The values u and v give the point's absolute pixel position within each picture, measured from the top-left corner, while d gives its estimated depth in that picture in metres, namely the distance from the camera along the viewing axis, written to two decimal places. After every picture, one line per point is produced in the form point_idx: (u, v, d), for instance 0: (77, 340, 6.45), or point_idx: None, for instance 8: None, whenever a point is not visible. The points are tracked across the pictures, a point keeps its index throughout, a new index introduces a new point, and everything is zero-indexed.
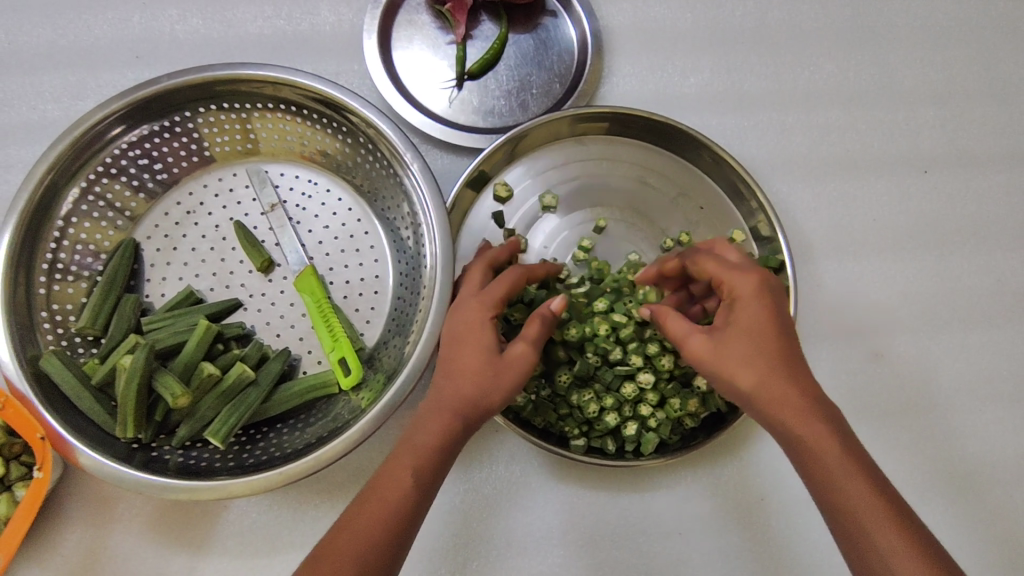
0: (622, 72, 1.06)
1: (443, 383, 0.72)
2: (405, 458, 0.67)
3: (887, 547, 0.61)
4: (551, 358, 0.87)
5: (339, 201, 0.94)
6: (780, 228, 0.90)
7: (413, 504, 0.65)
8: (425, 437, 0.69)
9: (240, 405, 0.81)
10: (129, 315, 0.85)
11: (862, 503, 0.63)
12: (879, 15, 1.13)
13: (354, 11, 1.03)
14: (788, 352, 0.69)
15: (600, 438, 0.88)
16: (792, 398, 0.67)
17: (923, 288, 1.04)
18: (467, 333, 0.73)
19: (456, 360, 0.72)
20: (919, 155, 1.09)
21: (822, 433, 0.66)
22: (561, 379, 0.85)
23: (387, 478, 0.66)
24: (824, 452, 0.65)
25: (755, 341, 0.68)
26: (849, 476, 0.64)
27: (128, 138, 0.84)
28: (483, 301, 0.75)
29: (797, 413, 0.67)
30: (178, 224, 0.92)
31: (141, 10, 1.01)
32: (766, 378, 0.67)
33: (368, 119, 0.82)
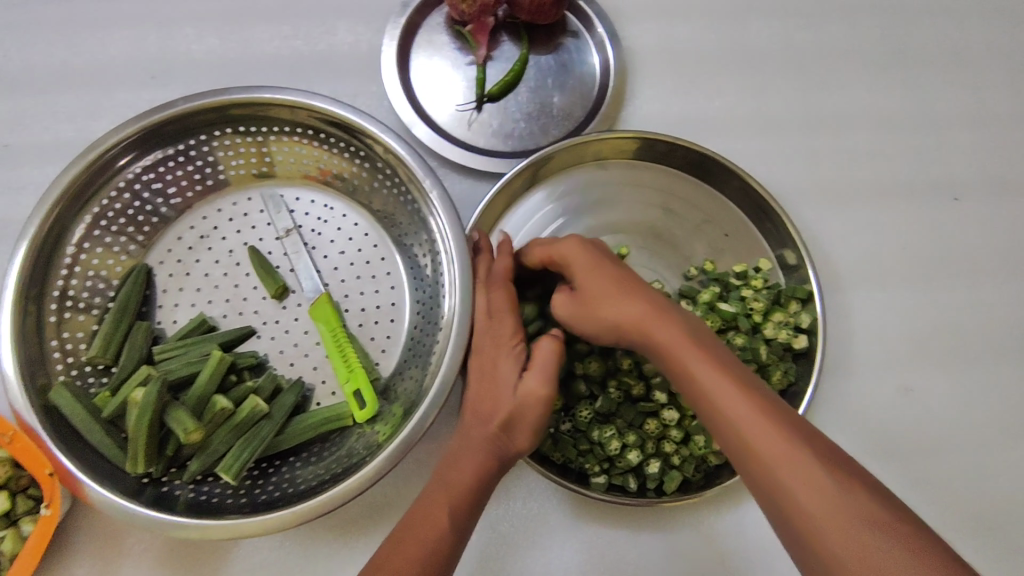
0: (645, 94, 1.03)
1: (471, 423, 0.72)
2: (443, 494, 0.67)
3: (795, 479, 0.54)
4: (572, 392, 0.85)
5: (356, 226, 0.92)
6: (809, 259, 0.88)
7: (454, 539, 0.65)
8: (460, 473, 0.69)
9: (253, 439, 0.79)
10: (140, 343, 0.83)
11: (760, 437, 0.57)
12: (908, 37, 1.10)
13: (373, 31, 1.01)
14: (650, 295, 0.70)
15: (621, 475, 0.85)
16: (672, 336, 0.65)
17: (953, 319, 1.01)
18: (489, 373, 0.74)
19: (482, 401, 0.73)
20: (949, 182, 1.06)
21: (707, 365, 0.62)
22: (582, 414, 0.83)
23: (424, 515, 0.66)
24: (713, 387, 0.60)
25: (616, 299, 0.69)
26: (744, 407, 0.58)
27: (142, 162, 0.82)
28: (498, 338, 0.75)
29: (678, 349, 0.64)
30: (191, 248, 0.90)
31: (157, 29, 0.99)
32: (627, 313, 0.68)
33: (387, 144, 0.80)
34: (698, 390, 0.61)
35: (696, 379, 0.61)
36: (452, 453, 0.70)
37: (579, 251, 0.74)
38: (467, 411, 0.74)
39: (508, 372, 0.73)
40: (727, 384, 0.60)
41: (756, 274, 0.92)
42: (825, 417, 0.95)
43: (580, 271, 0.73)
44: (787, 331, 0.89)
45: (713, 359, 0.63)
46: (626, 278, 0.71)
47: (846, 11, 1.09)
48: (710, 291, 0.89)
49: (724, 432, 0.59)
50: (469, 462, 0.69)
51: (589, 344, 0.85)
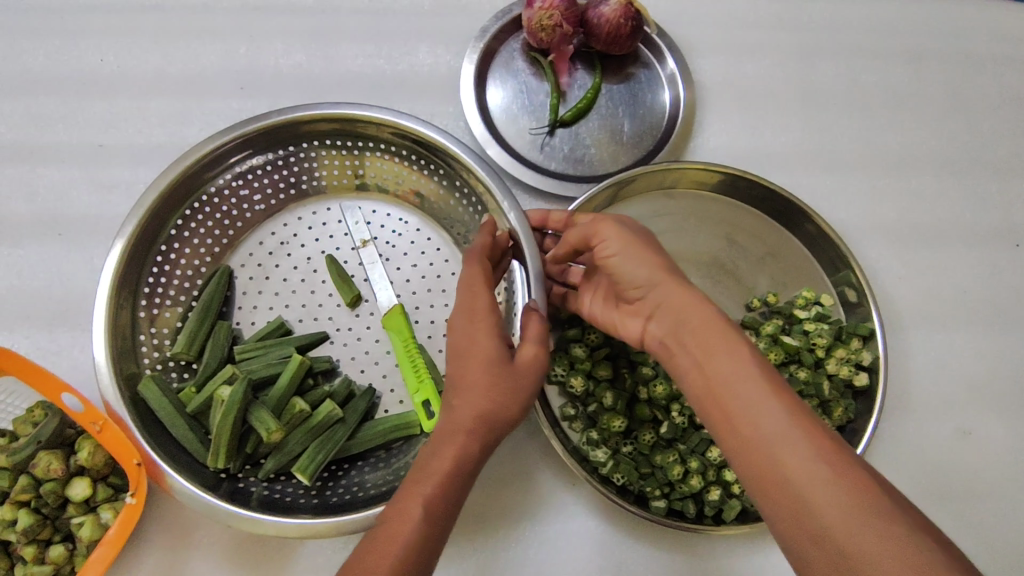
0: (713, 127, 1.06)
1: (454, 400, 0.67)
2: (422, 482, 0.63)
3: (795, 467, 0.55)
4: (637, 416, 0.87)
5: (429, 240, 0.95)
6: (874, 301, 0.89)
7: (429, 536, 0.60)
8: (440, 461, 0.64)
9: (327, 442, 0.81)
10: (223, 343, 0.87)
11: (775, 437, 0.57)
12: (974, 82, 1.12)
13: (452, 54, 1.05)
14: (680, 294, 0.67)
15: (680, 500, 0.85)
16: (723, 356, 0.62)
17: (1012, 365, 1.01)
18: (470, 347, 0.69)
19: (462, 377, 0.68)
20: (1011, 228, 1.07)
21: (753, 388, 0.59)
22: (645, 438, 0.86)
23: (399, 511, 0.61)
24: (760, 413, 0.58)
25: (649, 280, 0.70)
26: (768, 423, 0.57)
27: (241, 165, 0.88)
28: (476, 313, 0.70)
29: (710, 352, 0.63)
30: (271, 254, 0.93)
31: (248, 42, 1.04)
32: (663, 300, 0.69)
33: (466, 164, 0.84)
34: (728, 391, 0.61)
35: (736, 396, 0.60)
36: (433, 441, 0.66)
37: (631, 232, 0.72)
38: (448, 390, 0.69)
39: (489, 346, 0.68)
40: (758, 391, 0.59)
41: (816, 304, 0.93)
42: (882, 454, 0.96)
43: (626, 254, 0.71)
44: (848, 368, 0.90)
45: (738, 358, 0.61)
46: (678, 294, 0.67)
47: (910, 53, 1.11)
48: (774, 326, 0.91)
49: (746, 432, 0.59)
50: (450, 447, 0.65)
51: (655, 369, 0.85)
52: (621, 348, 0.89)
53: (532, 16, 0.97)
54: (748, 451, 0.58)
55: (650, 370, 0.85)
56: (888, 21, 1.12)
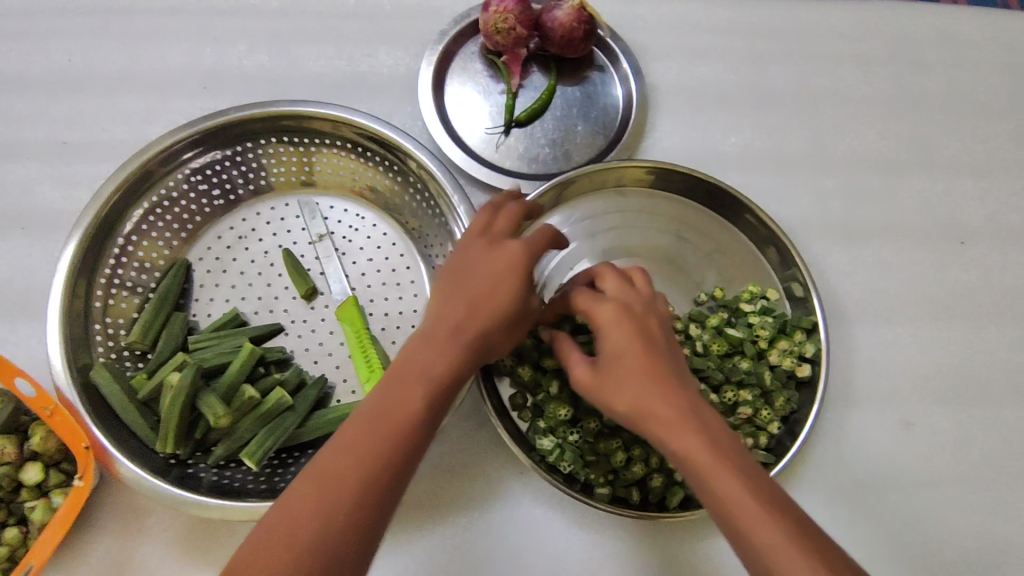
0: (666, 128, 1.09)
1: (463, 314, 0.70)
2: (417, 387, 0.66)
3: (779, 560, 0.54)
4: (585, 407, 0.85)
5: (385, 235, 0.97)
6: (816, 290, 0.92)
7: (378, 498, 0.61)
8: (437, 368, 0.67)
9: (276, 429, 0.82)
10: (177, 333, 0.88)
11: (753, 528, 0.56)
12: (921, 86, 1.15)
13: (412, 56, 1.08)
14: (652, 382, 0.64)
15: (625, 489, 0.87)
16: (704, 451, 0.59)
17: (955, 359, 1.04)
18: (484, 276, 0.72)
19: (479, 298, 0.71)
20: (956, 226, 1.10)
21: (730, 479, 0.58)
22: (591, 426, 0.85)
23: (393, 410, 0.64)
24: (733, 502, 0.57)
25: (631, 377, 0.65)
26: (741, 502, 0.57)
27: (198, 160, 0.90)
28: (456, 278, 0.72)
29: (673, 422, 0.62)
30: (229, 248, 0.95)
31: (212, 43, 1.06)
32: (630, 385, 0.65)
33: (418, 159, 0.88)
34: (699, 476, 0.59)
35: (710, 484, 0.58)
36: (435, 346, 0.68)
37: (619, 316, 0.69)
38: (458, 303, 0.71)
39: (468, 317, 0.70)
40: (734, 478, 0.58)
41: (761, 298, 0.95)
42: (829, 445, 0.98)
43: (612, 352, 0.68)
44: (791, 359, 0.91)
45: (701, 438, 0.60)
46: (661, 368, 0.65)
47: (859, 58, 1.15)
48: (718, 317, 0.93)
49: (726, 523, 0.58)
50: (448, 360, 0.68)
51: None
52: (571, 340, 0.87)
53: (487, 20, 1.00)
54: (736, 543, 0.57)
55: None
56: (837, 27, 1.16)
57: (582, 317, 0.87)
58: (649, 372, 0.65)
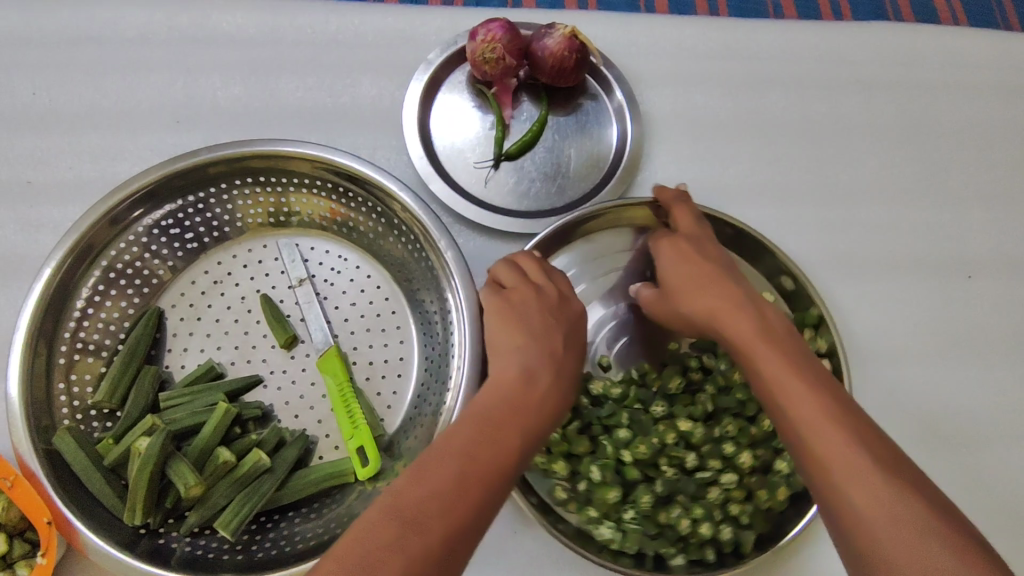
0: (661, 160, 1.04)
1: (550, 353, 0.71)
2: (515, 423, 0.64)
3: (820, 429, 0.59)
4: (627, 480, 0.82)
5: (368, 278, 0.92)
6: (814, 286, 0.88)
7: (469, 530, 0.57)
8: (537, 416, 0.66)
9: (253, 494, 0.77)
10: (147, 390, 0.83)
11: (798, 404, 0.61)
12: (924, 111, 1.11)
13: (396, 85, 1.03)
14: (729, 288, 0.73)
15: (698, 549, 0.82)
16: (755, 335, 0.67)
17: (965, 400, 1.00)
18: (553, 319, 0.73)
19: (560, 340, 0.72)
20: (963, 259, 1.06)
21: (779, 361, 0.64)
22: (643, 500, 0.80)
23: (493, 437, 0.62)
24: (783, 382, 0.63)
25: (695, 282, 0.75)
26: (793, 382, 0.62)
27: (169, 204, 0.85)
28: (547, 333, 0.72)
29: (740, 330, 0.69)
30: (204, 293, 0.90)
31: (185, 74, 1.01)
32: (716, 291, 0.73)
33: (403, 202, 0.83)
34: (751, 358, 0.67)
35: (764, 368, 0.65)
36: (538, 383, 0.68)
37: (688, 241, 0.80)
38: (541, 341, 0.71)
39: (558, 377, 0.70)
40: (788, 367, 0.64)
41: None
42: None
43: (676, 265, 0.78)
44: None
45: (770, 336, 0.67)
46: (727, 285, 0.74)
47: (860, 83, 1.11)
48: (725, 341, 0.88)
49: (769, 398, 0.64)
50: (546, 409, 0.67)
51: (631, 429, 0.83)
52: (591, 417, 0.85)
53: (474, 49, 0.96)
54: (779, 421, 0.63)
55: (625, 430, 0.83)
56: (837, 51, 1.11)
57: (592, 388, 0.86)
58: (717, 287, 0.74)
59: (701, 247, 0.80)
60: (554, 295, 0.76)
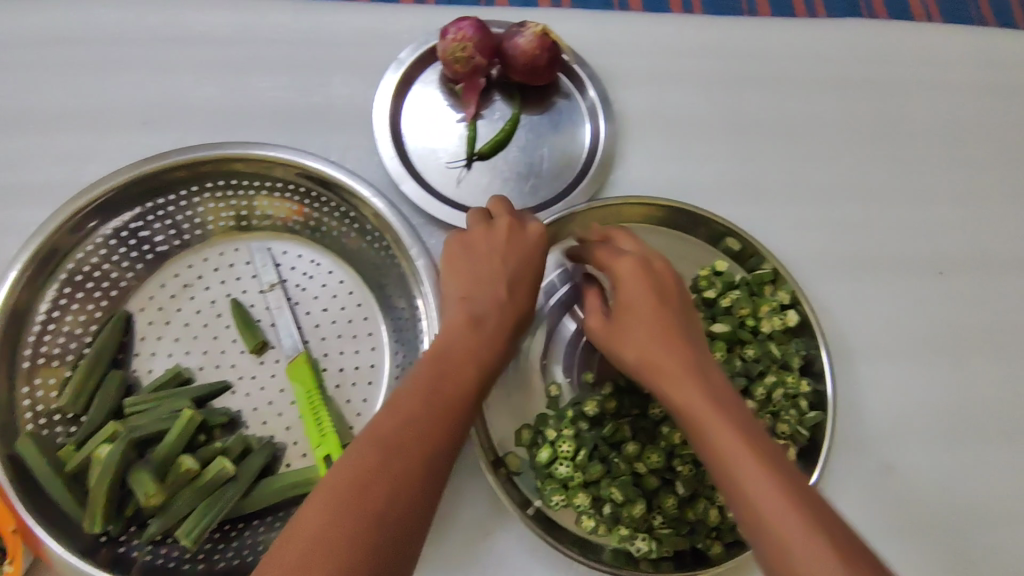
0: (635, 158, 1.04)
1: (501, 291, 0.73)
2: (470, 354, 0.68)
3: (768, 508, 0.55)
4: (648, 488, 0.85)
5: (341, 283, 0.91)
6: (764, 251, 0.91)
7: (442, 448, 0.61)
8: (489, 344, 0.69)
9: (215, 504, 0.77)
10: (112, 395, 0.82)
11: (748, 476, 0.57)
12: (899, 108, 1.11)
13: (367, 84, 1.02)
14: (677, 338, 0.68)
15: (731, 531, 0.85)
16: (699, 395, 0.62)
17: (938, 397, 1.00)
18: (505, 265, 0.74)
19: (514, 279, 0.74)
20: (936, 256, 1.07)
21: (726, 422, 0.60)
22: (669, 503, 0.84)
23: (450, 367, 0.66)
24: (729, 451, 0.58)
25: (642, 328, 0.69)
26: (738, 451, 0.58)
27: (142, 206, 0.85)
28: (496, 278, 0.73)
29: (683, 388, 0.64)
30: (174, 297, 0.89)
31: (154, 74, 1.00)
32: (656, 338, 0.68)
33: (376, 208, 0.83)
34: (697, 418, 0.61)
35: (710, 433, 0.60)
36: (487, 316, 0.71)
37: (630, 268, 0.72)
38: (493, 283, 0.73)
39: (510, 314, 0.72)
40: (734, 430, 0.59)
41: (717, 277, 0.93)
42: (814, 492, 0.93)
43: (622, 301, 0.71)
44: (778, 318, 0.91)
45: (712, 398, 0.62)
46: (672, 332, 0.68)
47: (835, 79, 1.10)
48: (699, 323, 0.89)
49: (714, 464, 0.59)
50: (500, 337, 0.70)
51: (636, 441, 0.86)
52: (595, 440, 0.86)
53: (444, 48, 0.95)
54: (725, 491, 0.59)
55: (630, 442, 0.86)
56: (814, 48, 1.11)
57: (585, 410, 0.86)
58: (662, 336, 0.68)
59: (638, 275, 0.72)
60: (503, 232, 0.76)
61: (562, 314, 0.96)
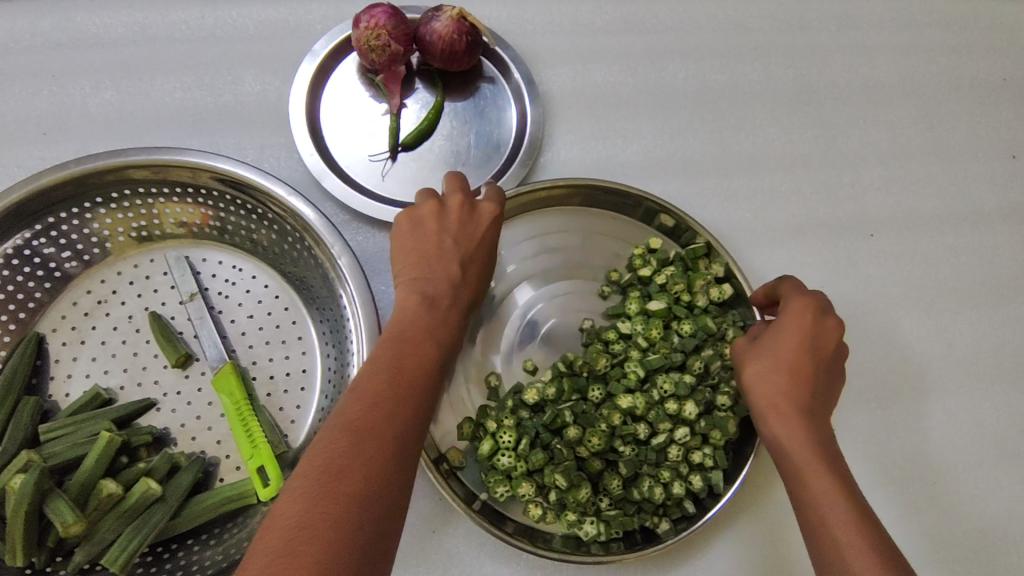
0: (563, 140, 1.03)
1: (447, 269, 0.72)
2: (427, 334, 0.66)
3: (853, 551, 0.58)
4: (592, 472, 0.86)
5: (265, 288, 0.88)
6: (698, 226, 0.87)
7: (411, 428, 0.59)
8: (443, 324, 0.68)
9: (142, 526, 0.75)
10: (27, 423, 0.78)
11: (839, 520, 0.60)
12: (823, 74, 1.12)
13: (281, 79, 0.98)
14: (796, 386, 0.70)
15: (677, 507, 0.86)
16: (806, 444, 0.67)
17: (874, 357, 1.02)
18: (449, 244, 0.73)
19: (465, 254, 0.73)
20: (866, 218, 1.08)
21: (825, 471, 0.64)
22: (614, 485, 0.84)
23: (410, 348, 0.64)
24: (823, 498, 0.62)
25: (765, 367, 0.72)
26: (832, 498, 0.62)
27: (47, 220, 0.80)
28: (445, 257, 0.72)
29: (793, 434, 0.68)
30: (88, 315, 0.85)
31: (51, 82, 0.95)
32: (775, 381, 0.71)
33: (292, 208, 0.79)
34: (801, 467, 0.65)
35: (807, 476, 0.64)
36: (440, 296, 0.70)
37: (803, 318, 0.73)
38: (438, 262, 0.72)
39: (460, 294, 0.72)
40: (830, 481, 0.63)
41: (652, 255, 0.93)
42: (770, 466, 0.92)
43: (776, 342, 0.73)
44: (711, 291, 0.91)
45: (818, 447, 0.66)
46: (796, 379, 0.71)
47: (758, 48, 1.10)
48: (635, 301, 0.91)
49: (807, 505, 0.63)
50: (452, 318, 0.70)
51: (578, 426, 0.86)
52: (536, 427, 0.86)
53: (358, 37, 0.91)
54: (811, 532, 0.62)
55: (572, 427, 0.86)
56: (735, 18, 1.11)
57: (526, 398, 0.87)
58: (787, 381, 0.70)
59: (820, 325, 0.74)
60: (455, 216, 0.74)
61: (512, 284, 0.93)
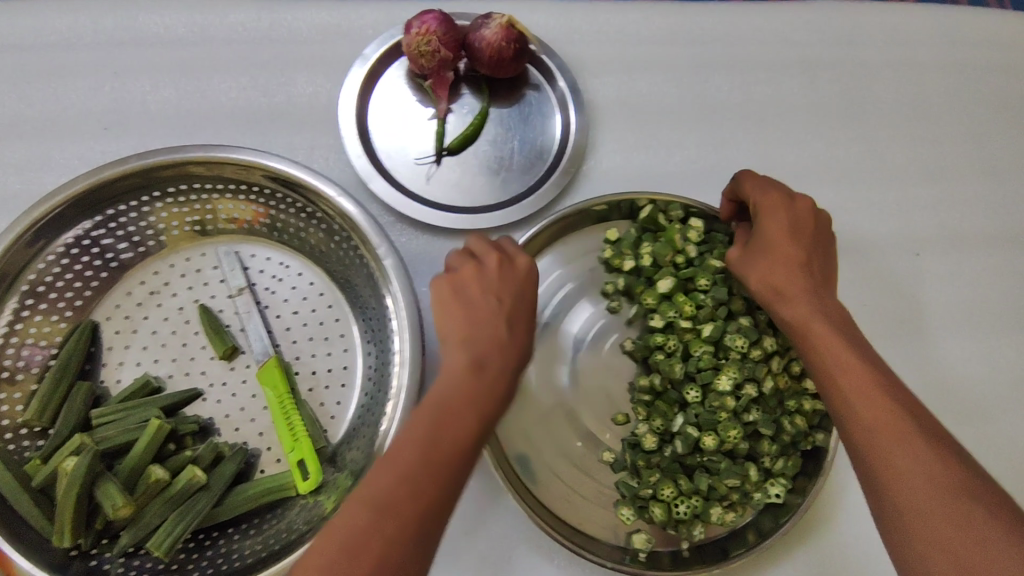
0: (605, 149, 1.03)
1: (496, 330, 0.67)
2: (470, 402, 0.62)
3: (870, 414, 0.63)
4: (740, 454, 0.84)
5: (311, 285, 0.90)
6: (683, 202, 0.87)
7: (435, 507, 0.59)
8: (495, 389, 0.64)
9: (186, 513, 0.76)
10: (79, 408, 0.81)
11: (859, 392, 0.65)
12: (870, 89, 1.10)
13: (331, 82, 1.00)
14: (794, 270, 0.74)
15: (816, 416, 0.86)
16: (815, 322, 0.70)
17: (916, 377, 1.01)
18: (496, 305, 0.68)
19: (512, 314, 0.69)
20: (911, 236, 1.06)
21: (839, 347, 0.68)
22: (766, 445, 0.84)
23: (451, 416, 0.62)
24: (842, 373, 0.66)
25: (761, 258, 0.76)
26: (853, 376, 0.66)
27: (108, 211, 0.83)
28: (493, 315, 0.68)
29: (803, 317, 0.71)
30: (140, 305, 0.88)
31: (112, 79, 0.98)
32: (771, 272, 0.75)
33: (341, 208, 0.80)
34: (819, 349, 0.69)
35: (821, 352, 0.69)
36: (489, 356, 0.65)
37: (780, 205, 0.77)
38: (484, 322, 0.67)
39: (512, 353, 0.67)
40: (849, 359, 0.67)
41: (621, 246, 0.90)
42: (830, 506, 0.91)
43: (765, 235, 0.77)
44: (685, 249, 0.88)
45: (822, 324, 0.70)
46: (792, 261, 0.75)
47: (804, 62, 1.10)
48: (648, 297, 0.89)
49: (828, 384, 0.67)
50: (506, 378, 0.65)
51: (709, 433, 0.83)
52: (672, 462, 0.84)
53: (408, 42, 0.93)
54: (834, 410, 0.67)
55: (703, 435, 0.83)
56: (782, 31, 1.10)
57: (646, 444, 0.85)
58: (785, 266, 0.74)
59: (793, 207, 0.78)
60: (496, 271, 0.71)
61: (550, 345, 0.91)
